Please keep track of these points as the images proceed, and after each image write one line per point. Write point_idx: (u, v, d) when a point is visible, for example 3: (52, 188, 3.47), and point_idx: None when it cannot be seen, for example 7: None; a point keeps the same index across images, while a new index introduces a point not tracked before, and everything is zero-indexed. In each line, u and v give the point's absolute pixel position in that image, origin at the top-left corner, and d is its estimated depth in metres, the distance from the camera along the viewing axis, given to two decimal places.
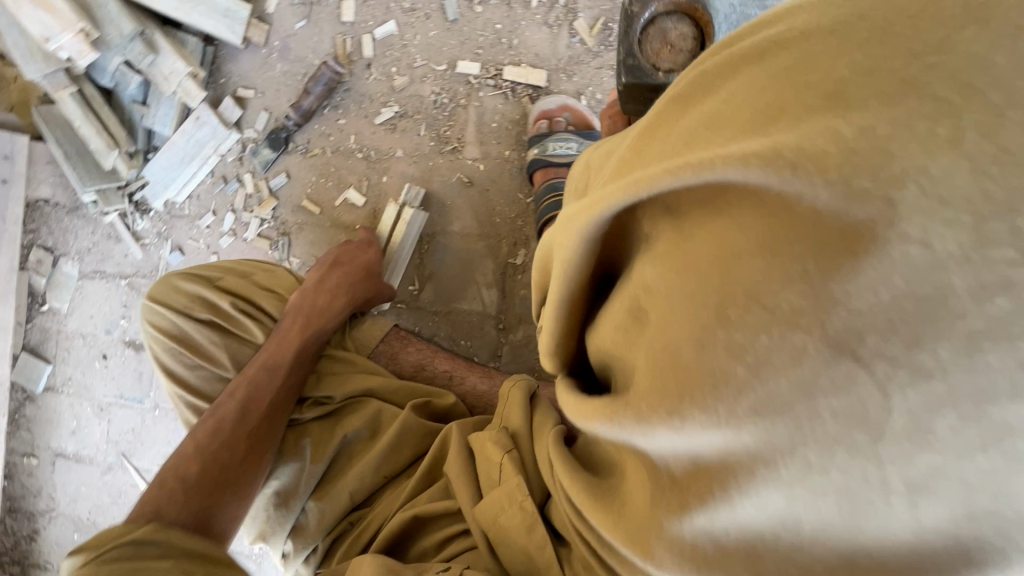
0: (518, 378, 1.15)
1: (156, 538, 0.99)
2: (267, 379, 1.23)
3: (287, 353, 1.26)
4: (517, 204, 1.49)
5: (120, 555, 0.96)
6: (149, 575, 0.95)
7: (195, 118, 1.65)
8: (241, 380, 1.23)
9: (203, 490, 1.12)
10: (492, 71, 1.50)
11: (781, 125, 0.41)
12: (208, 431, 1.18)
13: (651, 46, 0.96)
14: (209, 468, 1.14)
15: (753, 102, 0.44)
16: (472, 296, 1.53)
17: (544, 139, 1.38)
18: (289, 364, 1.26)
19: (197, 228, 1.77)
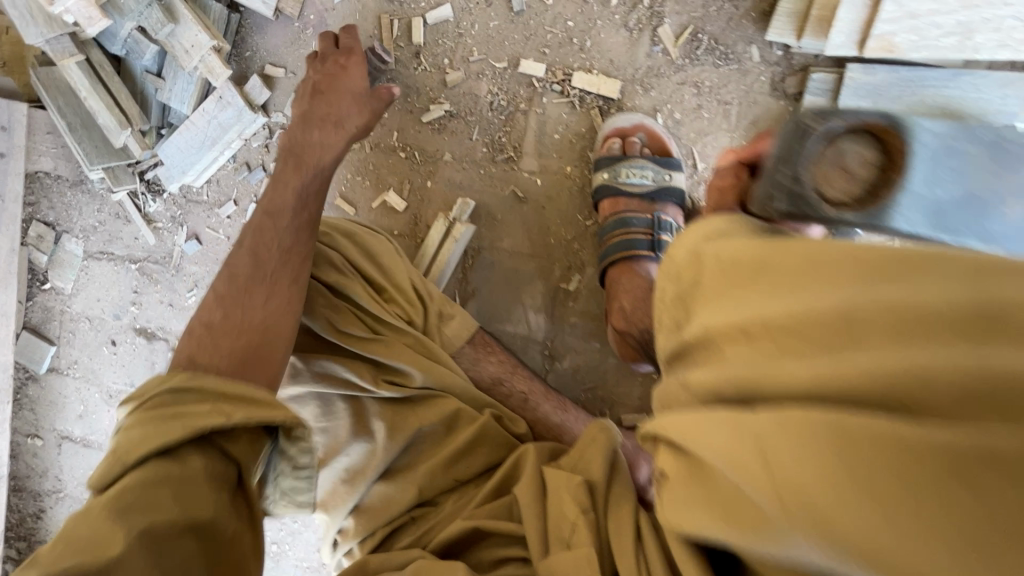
0: (603, 422, 1.05)
1: (191, 385, 0.93)
2: (270, 222, 1.15)
3: (285, 196, 1.18)
4: (575, 226, 1.37)
5: (158, 404, 0.91)
6: (188, 417, 0.89)
7: (217, 97, 1.48)
8: (245, 229, 1.17)
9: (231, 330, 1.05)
10: (559, 75, 1.34)
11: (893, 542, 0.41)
12: (224, 309, 1.08)
13: (821, 165, 0.68)
14: (230, 313, 1.07)
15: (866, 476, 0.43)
16: (519, 318, 1.43)
17: (616, 164, 1.24)
18: (291, 207, 1.17)
19: (217, 217, 1.63)
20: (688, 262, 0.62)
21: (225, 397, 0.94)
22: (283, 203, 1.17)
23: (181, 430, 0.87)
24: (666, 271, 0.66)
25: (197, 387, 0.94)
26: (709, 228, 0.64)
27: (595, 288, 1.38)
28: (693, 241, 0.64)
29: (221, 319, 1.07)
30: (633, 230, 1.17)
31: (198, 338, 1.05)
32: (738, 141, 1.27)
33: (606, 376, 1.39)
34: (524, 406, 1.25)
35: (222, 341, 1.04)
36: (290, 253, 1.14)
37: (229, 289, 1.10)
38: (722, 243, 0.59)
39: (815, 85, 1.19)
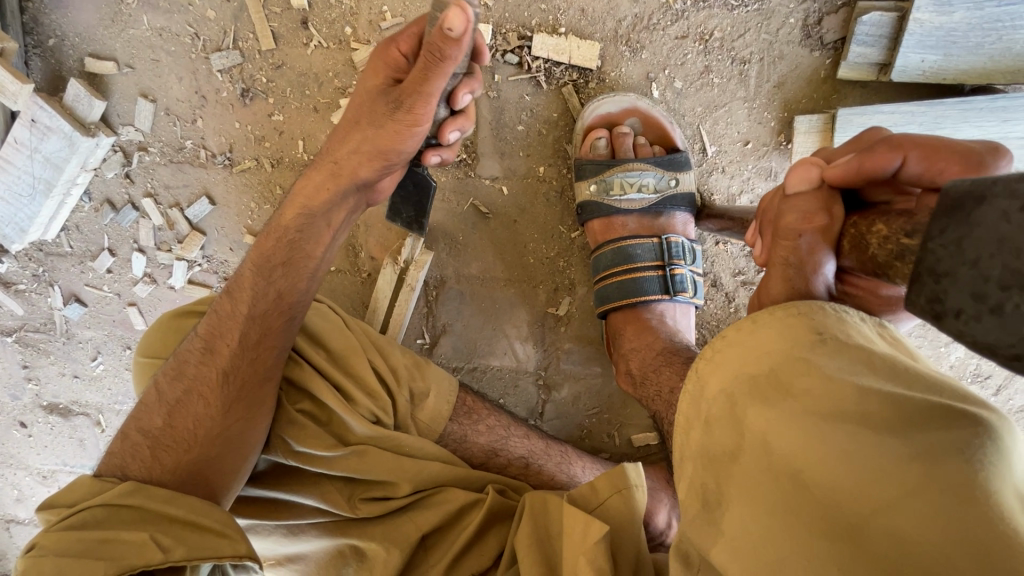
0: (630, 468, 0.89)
1: (128, 501, 0.73)
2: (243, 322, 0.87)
3: (262, 289, 0.88)
4: (558, 239, 1.10)
5: (88, 521, 0.71)
6: (117, 546, 0.68)
7: (29, 121, 1.03)
8: (216, 314, 0.88)
9: (180, 443, 0.83)
10: (513, 40, 0.96)
11: None
12: (158, 409, 0.85)
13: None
14: (175, 421, 0.84)
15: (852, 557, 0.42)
16: (503, 351, 1.21)
17: (605, 172, 0.95)
18: (263, 311, 0.88)
19: (94, 272, 1.25)
20: (726, 416, 0.52)
21: (171, 517, 0.73)
22: (278, 265, 0.88)
23: (106, 564, 0.66)
24: (698, 404, 0.57)
25: (140, 503, 0.74)
26: (744, 374, 0.53)
27: (588, 310, 1.17)
28: (728, 380, 0.54)
29: (161, 426, 0.84)
30: (639, 266, 0.93)
31: (132, 449, 0.83)
32: (759, 112, 0.96)
33: (612, 399, 1.23)
34: (527, 474, 1.10)
35: (164, 456, 0.82)
36: (262, 341, 0.88)
37: (174, 389, 0.86)
38: (764, 420, 0.49)
39: (866, 30, 0.87)
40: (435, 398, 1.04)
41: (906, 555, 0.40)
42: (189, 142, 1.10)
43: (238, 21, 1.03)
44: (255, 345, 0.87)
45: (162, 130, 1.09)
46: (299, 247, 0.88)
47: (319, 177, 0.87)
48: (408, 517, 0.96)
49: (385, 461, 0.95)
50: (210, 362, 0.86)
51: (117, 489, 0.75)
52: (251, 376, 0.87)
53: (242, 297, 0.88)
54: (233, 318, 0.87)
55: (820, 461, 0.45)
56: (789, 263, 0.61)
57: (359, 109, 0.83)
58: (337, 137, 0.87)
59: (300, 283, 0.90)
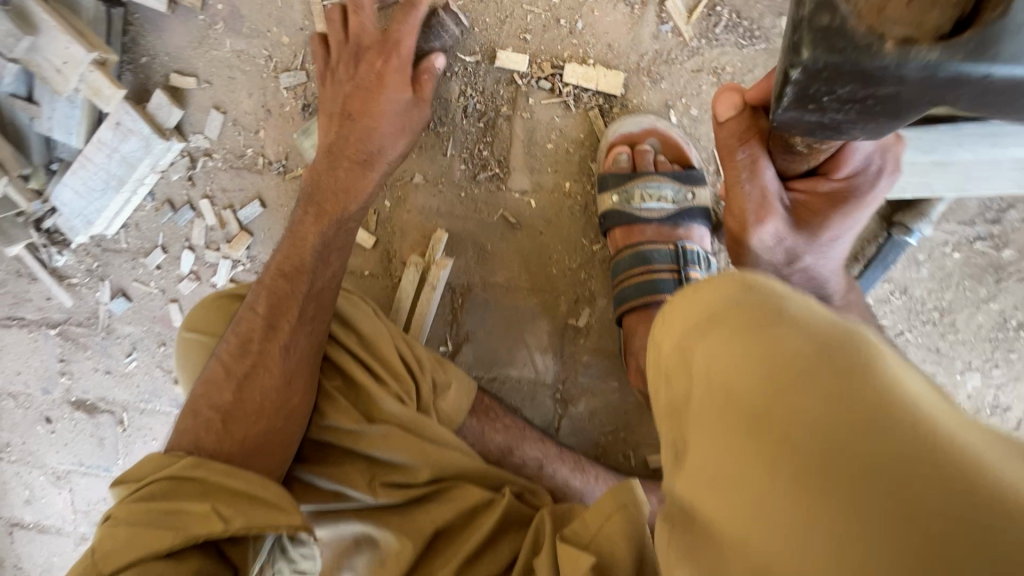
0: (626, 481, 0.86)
1: (192, 474, 0.77)
2: (291, 287, 0.96)
3: (308, 258, 0.98)
4: (580, 251, 1.17)
5: (154, 492, 0.74)
6: (180, 517, 0.71)
7: (114, 124, 1.16)
8: (263, 288, 0.98)
9: (250, 414, 0.89)
10: (546, 69, 1.08)
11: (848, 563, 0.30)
12: (226, 387, 0.91)
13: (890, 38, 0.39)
14: (242, 397, 0.90)
15: (829, 534, 0.31)
16: (522, 360, 1.25)
17: (627, 183, 1.03)
18: (309, 277, 0.97)
19: (144, 268, 1.34)
20: (675, 365, 0.44)
21: (229, 490, 0.77)
22: (338, 244, 1.01)
23: (171, 532, 0.69)
24: (658, 364, 0.47)
25: (203, 477, 0.78)
26: (704, 316, 0.43)
27: (607, 322, 1.20)
28: (680, 334, 0.44)
29: (231, 402, 0.90)
30: (656, 269, 0.99)
31: (204, 424, 0.88)
32: None
33: (627, 416, 1.25)
34: (540, 477, 1.11)
35: (233, 428, 0.87)
36: (312, 312, 0.97)
37: (239, 362, 0.92)
38: (711, 391, 0.39)
39: None
40: (453, 394, 1.08)
41: (862, 537, 0.30)
42: (249, 150, 1.22)
43: (308, 47, 1.17)
44: (310, 317, 0.96)
45: (227, 139, 1.22)
46: (345, 222, 1.01)
47: (347, 169, 0.99)
48: (427, 508, 0.99)
49: (410, 440, 0.98)
50: (273, 338, 0.94)
51: (182, 464, 0.79)
52: (302, 349, 0.94)
53: (300, 277, 0.97)
54: (283, 293, 0.96)
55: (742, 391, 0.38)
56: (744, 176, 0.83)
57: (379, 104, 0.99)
58: (359, 122, 1.00)
59: (334, 257, 1.01)
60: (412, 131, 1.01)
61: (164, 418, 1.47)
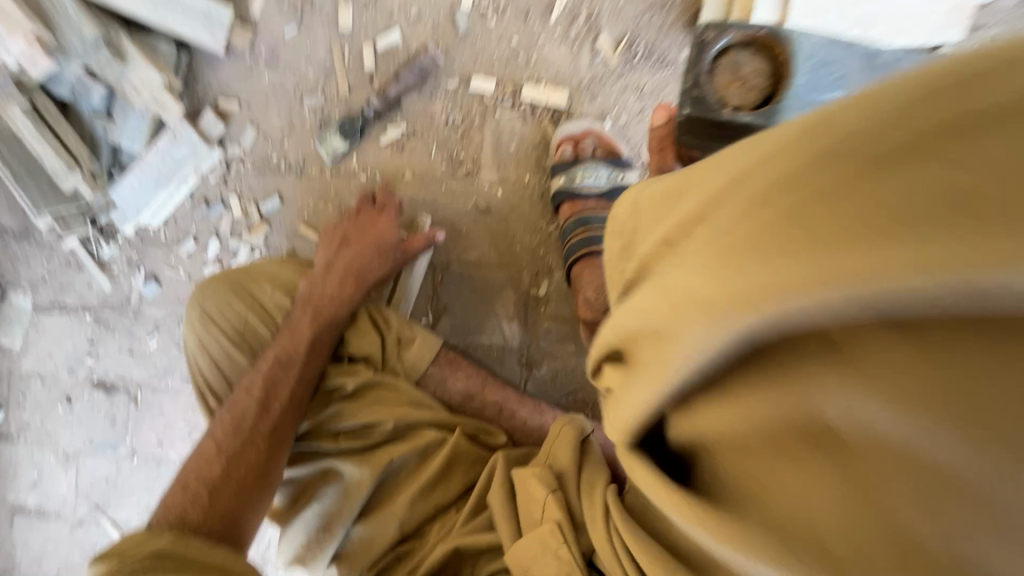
0: (572, 418, 1.03)
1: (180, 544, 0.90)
2: (283, 371, 1.18)
3: (300, 344, 1.21)
4: (539, 231, 1.42)
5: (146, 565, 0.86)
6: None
7: (171, 134, 1.48)
8: (256, 375, 1.18)
9: (231, 487, 1.05)
10: (509, 89, 1.41)
11: (905, 193, 0.39)
12: (218, 460, 1.08)
13: (722, 79, 1.20)
14: (231, 466, 1.08)
15: (883, 192, 0.40)
16: (492, 328, 1.45)
17: (571, 168, 1.31)
18: (303, 357, 1.20)
19: (176, 255, 1.59)
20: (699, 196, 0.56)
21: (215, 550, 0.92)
22: (321, 342, 1.23)
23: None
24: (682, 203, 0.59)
25: (186, 546, 0.90)
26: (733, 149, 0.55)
27: (562, 292, 1.42)
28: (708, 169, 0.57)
29: (219, 473, 1.07)
30: (594, 228, 1.24)
31: (192, 494, 1.03)
32: None
33: (584, 377, 1.43)
34: (500, 416, 1.28)
35: (218, 498, 1.03)
36: (296, 395, 1.18)
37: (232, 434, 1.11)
38: (719, 187, 0.53)
39: None
40: (421, 343, 1.29)
41: (922, 164, 0.39)
42: (275, 157, 1.52)
43: (327, 78, 1.47)
44: (296, 399, 1.17)
45: (257, 149, 1.53)
46: (329, 329, 1.24)
47: (314, 313, 1.24)
48: (390, 447, 1.18)
49: (378, 398, 1.22)
50: (263, 413, 1.13)
51: (164, 538, 0.90)
52: (282, 418, 1.14)
53: (291, 365, 1.19)
54: (272, 369, 1.17)
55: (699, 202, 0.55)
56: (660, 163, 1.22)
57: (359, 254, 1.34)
58: (339, 279, 1.30)
59: (320, 354, 1.23)
60: (382, 262, 1.35)
61: (174, 395, 1.64)
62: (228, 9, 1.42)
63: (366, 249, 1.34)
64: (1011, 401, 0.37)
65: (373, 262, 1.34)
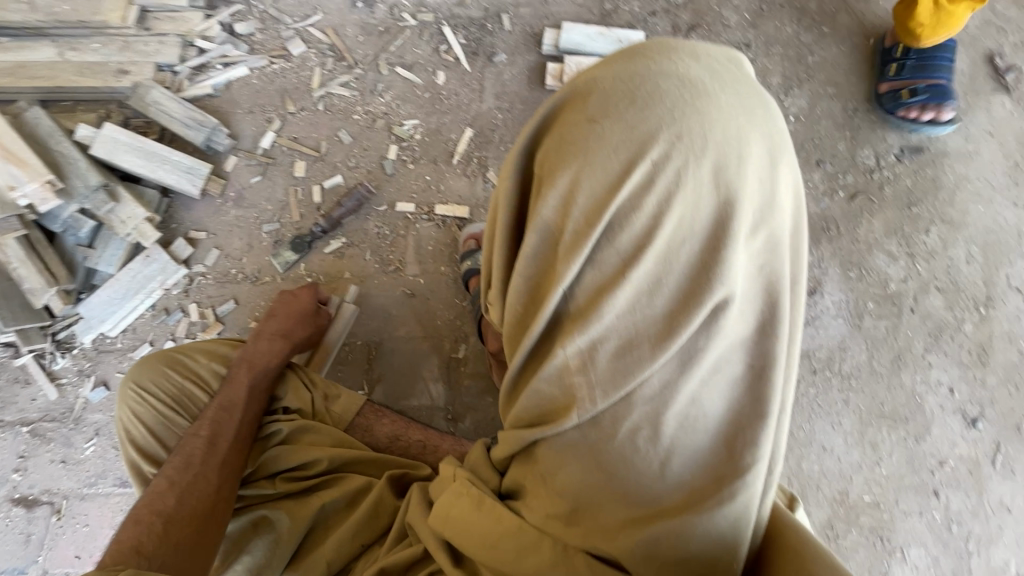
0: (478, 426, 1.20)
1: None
2: (227, 417, 1.36)
3: (241, 393, 1.40)
4: (455, 307, 1.77)
5: None
6: None
7: (145, 256, 1.78)
8: (203, 422, 1.35)
9: (180, 523, 1.19)
10: (425, 208, 1.89)
11: (606, 62, 0.87)
12: (169, 499, 1.22)
13: None
14: (182, 499, 1.23)
15: (603, 63, 0.87)
16: (420, 390, 1.70)
17: (475, 253, 1.74)
18: (244, 402, 1.39)
19: (130, 360, 1.76)
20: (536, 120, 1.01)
21: None
22: (253, 393, 1.42)
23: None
24: None
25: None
26: None
27: (478, 353, 1.73)
28: None
29: (173, 506, 1.22)
30: None
31: (146, 526, 1.18)
32: None
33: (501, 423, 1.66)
34: (425, 452, 1.46)
35: (170, 532, 1.18)
36: (239, 440, 1.35)
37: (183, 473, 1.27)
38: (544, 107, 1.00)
39: None
40: (347, 397, 1.50)
41: (614, 55, 0.87)
42: (233, 269, 1.84)
43: (283, 209, 1.90)
44: (237, 442, 1.34)
45: (218, 265, 1.84)
46: (263, 382, 1.45)
47: (245, 370, 1.43)
48: (321, 493, 1.34)
49: (310, 443, 1.40)
50: (211, 454, 1.29)
51: (123, 573, 0.97)
52: (225, 460, 1.30)
53: (235, 411, 1.37)
54: (206, 419, 1.35)
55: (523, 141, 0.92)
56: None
57: (285, 325, 1.57)
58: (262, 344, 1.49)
59: (257, 402, 1.42)
60: (302, 329, 1.59)
61: (101, 501, 1.63)
62: (207, 164, 1.85)
63: (286, 320, 1.58)
64: (632, 108, 0.78)
65: (292, 330, 1.57)
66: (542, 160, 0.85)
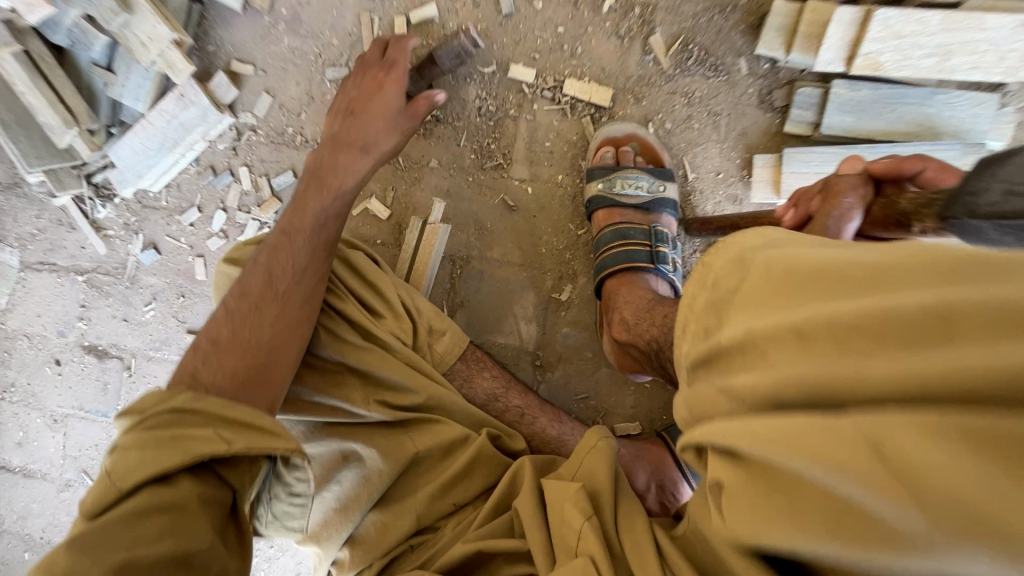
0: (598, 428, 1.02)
1: (193, 406, 0.89)
2: (288, 242, 1.11)
3: (308, 218, 1.13)
4: (567, 235, 1.35)
5: (159, 424, 0.87)
6: (189, 444, 0.85)
7: (178, 95, 1.36)
8: (263, 245, 1.11)
9: (236, 353, 1.00)
10: (550, 81, 1.31)
11: None
12: (226, 327, 1.03)
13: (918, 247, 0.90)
14: (236, 329, 1.03)
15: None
16: (509, 329, 1.40)
17: (610, 174, 1.23)
18: (311, 230, 1.12)
19: (178, 224, 1.49)
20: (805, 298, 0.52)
21: (226, 418, 0.91)
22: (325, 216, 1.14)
23: (181, 454, 0.84)
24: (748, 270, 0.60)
25: (198, 409, 0.90)
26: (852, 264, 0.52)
27: (587, 298, 1.37)
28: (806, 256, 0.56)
29: (224, 337, 1.02)
30: (632, 242, 1.18)
31: (199, 356, 1.00)
32: (728, 152, 1.29)
33: (599, 385, 1.38)
34: (519, 423, 1.24)
35: (222, 360, 0.98)
36: (307, 271, 1.10)
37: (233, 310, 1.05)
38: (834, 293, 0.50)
39: (801, 99, 1.21)
40: (448, 340, 1.21)
41: None
42: (290, 129, 1.42)
43: (353, 49, 1.37)
44: (301, 269, 1.10)
45: (271, 119, 1.42)
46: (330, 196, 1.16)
47: (310, 190, 1.16)
48: (413, 437, 1.13)
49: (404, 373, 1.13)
50: (269, 283, 1.07)
51: (179, 398, 0.90)
52: (291, 292, 1.07)
53: (302, 234, 1.12)
54: (268, 244, 1.11)
55: (797, 307, 0.52)
56: (835, 212, 0.92)
57: (355, 109, 1.21)
58: (334, 146, 1.20)
59: (331, 231, 1.14)
60: (380, 121, 1.20)
61: (169, 368, 1.57)
62: None
63: (364, 107, 1.21)
64: None
65: (371, 123, 1.20)
66: (775, 448, 0.48)
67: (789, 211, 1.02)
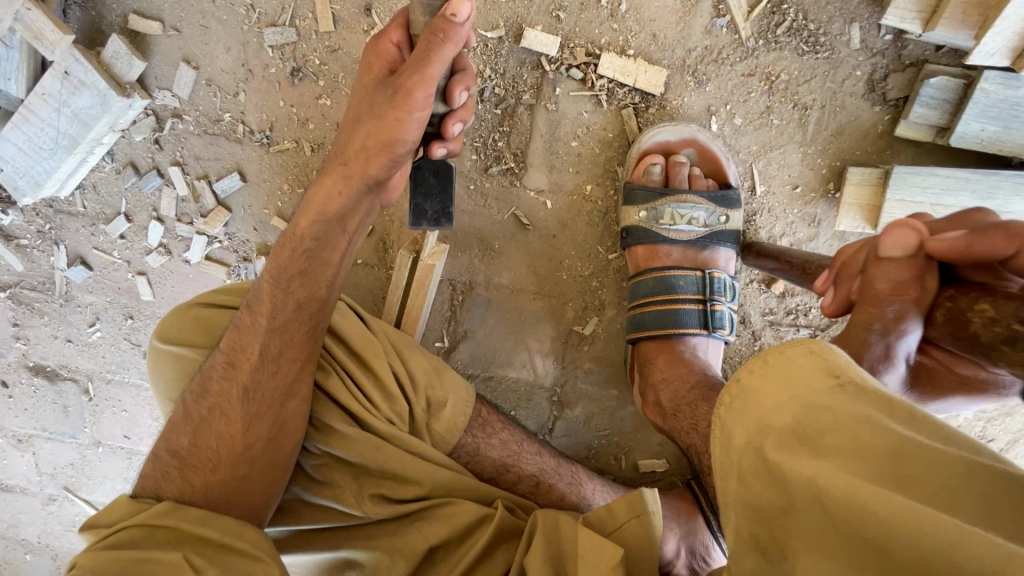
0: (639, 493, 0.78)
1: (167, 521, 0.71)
2: (252, 320, 0.82)
3: (278, 290, 0.82)
4: (595, 259, 1.08)
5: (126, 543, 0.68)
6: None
7: (62, 73, 1.00)
8: (232, 324, 0.84)
9: (210, 463, 0.78)
10: (581, 57, 0.96)
11: None
12: (199, 430, 0.80)
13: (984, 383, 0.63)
14: (207, 439, 0.79)
15: None
16: (522, 362, 1.17)
17: (657, 201, 0.95)
18: (287, 303, 0.82)
19: (105, 235, 1.19)
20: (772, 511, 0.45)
21: (204, 536, 0.70)
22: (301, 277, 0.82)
23: None
24: (726, 453, 0.50)
25: (176, 522, 0.71)
26: (776, 431, 0.46)
27: (615, 332, 1.13)
28: (755, 430, 0.48)
29: (190, 446, 0.79)
30: (677, 299, 0.94)
31: (164, 469, 0.79)
32: (812, 158, 0.97)
33: (624, 423, 1.19)
34: (537, 493, 0.99)
35: (194, 475, 0.77)
36: (287, 348, 0.82)
37: (199, 405, 0.81)
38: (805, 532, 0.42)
39: (930, 92, 0.87)
40: (451, 411, 0.94)
41: None
42: (227, 115, 1.07)
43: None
44: (277, 353, 0.81)
45: (200, 100, 1.07)
46: (317, 256, 0.82)
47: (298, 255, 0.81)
48: (418, 528, 0.85)
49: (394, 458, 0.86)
50: (233, 376, 0.81)
51: (154, 509, 0.72)
52: (272, 385, 0.81)
53: (269, 307, 0.82)
54: (239, 320, 0.84)
55: (798, 538, 0.43)
56: (873, 331, 0.58)
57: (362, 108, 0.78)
58: (331, 177, 0.81)
59: (318, 291, 0.83)
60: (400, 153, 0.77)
61: (134, 391, 1.37)
62: None
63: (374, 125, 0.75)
64: None
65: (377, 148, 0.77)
66: None
67: (829, 290, 0.70)
